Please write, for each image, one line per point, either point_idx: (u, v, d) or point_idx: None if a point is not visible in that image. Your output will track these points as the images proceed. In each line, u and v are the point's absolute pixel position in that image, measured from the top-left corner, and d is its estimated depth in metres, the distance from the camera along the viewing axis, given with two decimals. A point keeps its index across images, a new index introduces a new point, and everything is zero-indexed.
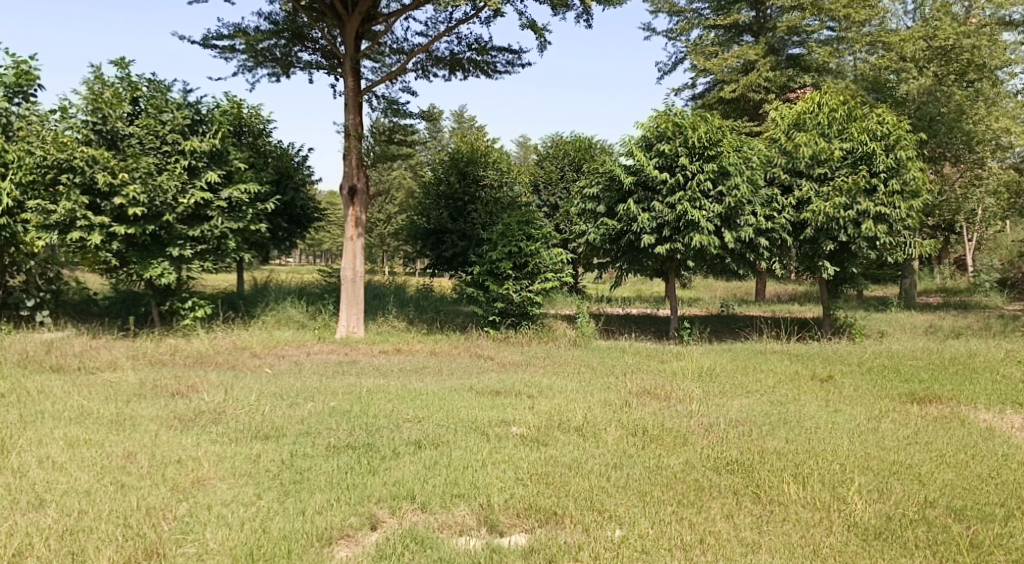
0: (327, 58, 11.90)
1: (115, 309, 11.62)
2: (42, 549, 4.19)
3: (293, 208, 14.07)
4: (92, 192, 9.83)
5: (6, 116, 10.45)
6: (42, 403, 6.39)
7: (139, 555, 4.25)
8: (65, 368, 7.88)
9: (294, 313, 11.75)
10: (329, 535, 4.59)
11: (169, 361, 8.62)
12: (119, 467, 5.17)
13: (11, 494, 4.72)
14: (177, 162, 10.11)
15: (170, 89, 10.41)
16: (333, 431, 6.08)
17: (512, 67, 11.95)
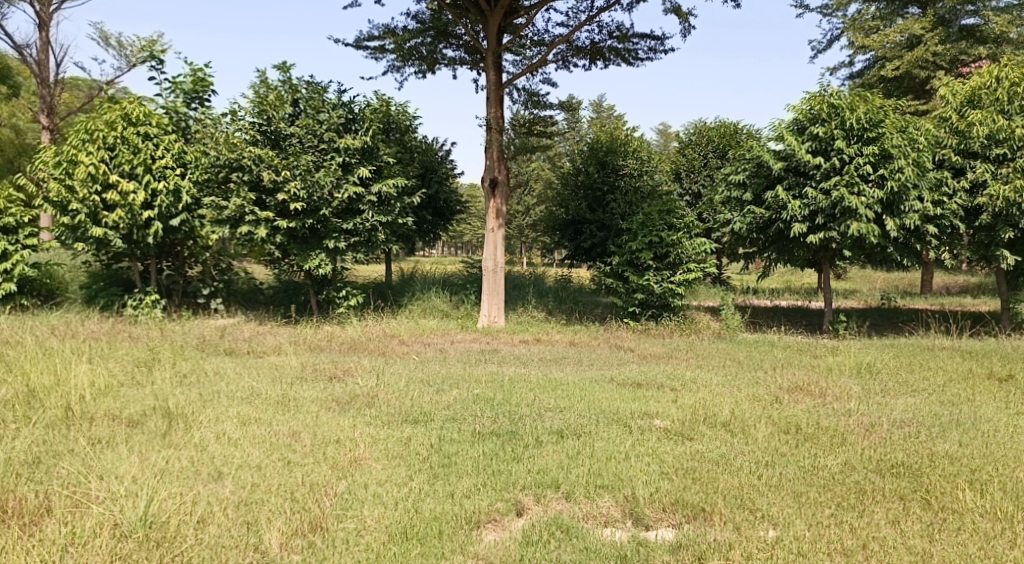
0: (470, 53, 12.17)
1: (278, 297, 12.34)
2: (221, 518, 4.48)
3: (436, 201, 14.45)
4: (258, 189, 10.50)
5: (184, 121, 11.26)
6: (217, 383, 6.90)
7: (305, 528, 4.51)
8: (236, 352, 8.46)
9: (439, 302, 12.10)
10: (477, 518, 4.71)
11: (327, 346, 9.08)
12: (285, 445, 5.50)
13: (193, 465, 5.09)
14: (333, 159, 10.59)
15: (327, 90, 10.93)
16: (478, 417, 6.21)
17: (655, 54, 11.76)
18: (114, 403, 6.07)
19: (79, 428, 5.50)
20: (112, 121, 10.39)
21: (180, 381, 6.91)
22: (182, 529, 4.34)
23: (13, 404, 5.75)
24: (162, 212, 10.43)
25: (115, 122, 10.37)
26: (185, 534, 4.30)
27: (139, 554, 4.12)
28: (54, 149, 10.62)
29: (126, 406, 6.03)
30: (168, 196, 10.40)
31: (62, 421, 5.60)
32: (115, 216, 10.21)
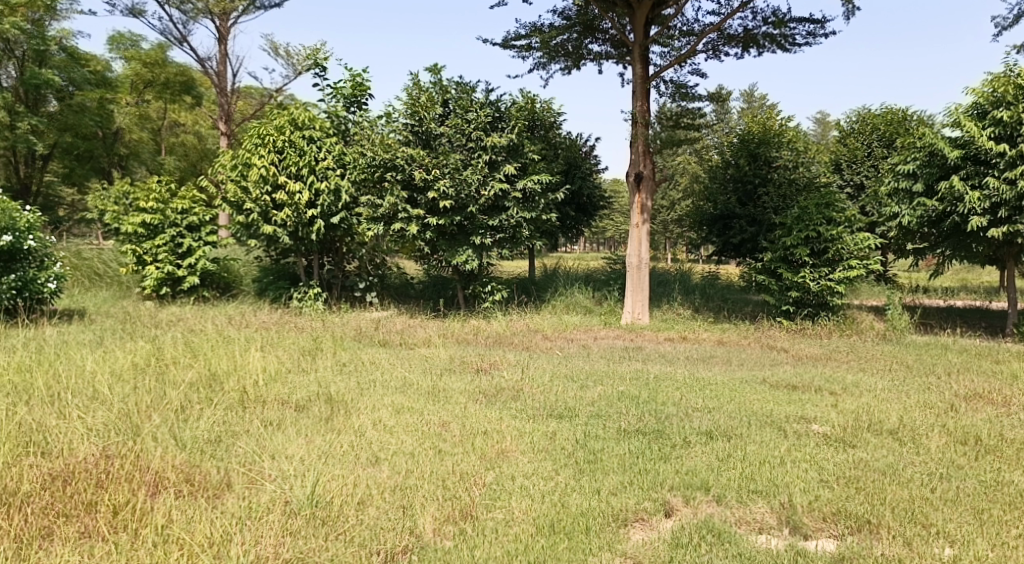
0: (617, 47, 12.03)
1: (428, 291, 12.69)
2: (379, 501, 4.64)
3: (580, 197, 14.40)
4: (410, 188, 10.82)
5: (344, 124, 11.79)
6: (373, 372, 7.19)
7: (456, 515, 4.60)
8: (389, 343, 8.77)
9: (582, 298, 12.04)
10: (624, 517, 4.65)
11: (473, 340, 9.26)
12: (436, 434, 5.63)
13: (353, 449, 5.30)
14: (480, 157, 10.76)
15: (475, 89, 11.12)
16: (624, 415, 6.13)
17: (814, 38, 11.19)
18: (282, 388, 6.42)
19: (254, 411, 5.85)
20: (281, 126, 11.06)
21: (340, 369, 7.26)
22: (344, 510, 4.52)
23: (197, 385, 6.19)
24: (323, 210, 10.97)
25: (283, 126, 11.03)
26: (347, 514, 4.48)
27: (307, 529, 4.32)
28: (231, 153, 11.42)
29: (293, 392, 6.37)
30: (329, 195, 10.91)
31: (239, 403, 5.97)
32: (283, 214, 10.86)
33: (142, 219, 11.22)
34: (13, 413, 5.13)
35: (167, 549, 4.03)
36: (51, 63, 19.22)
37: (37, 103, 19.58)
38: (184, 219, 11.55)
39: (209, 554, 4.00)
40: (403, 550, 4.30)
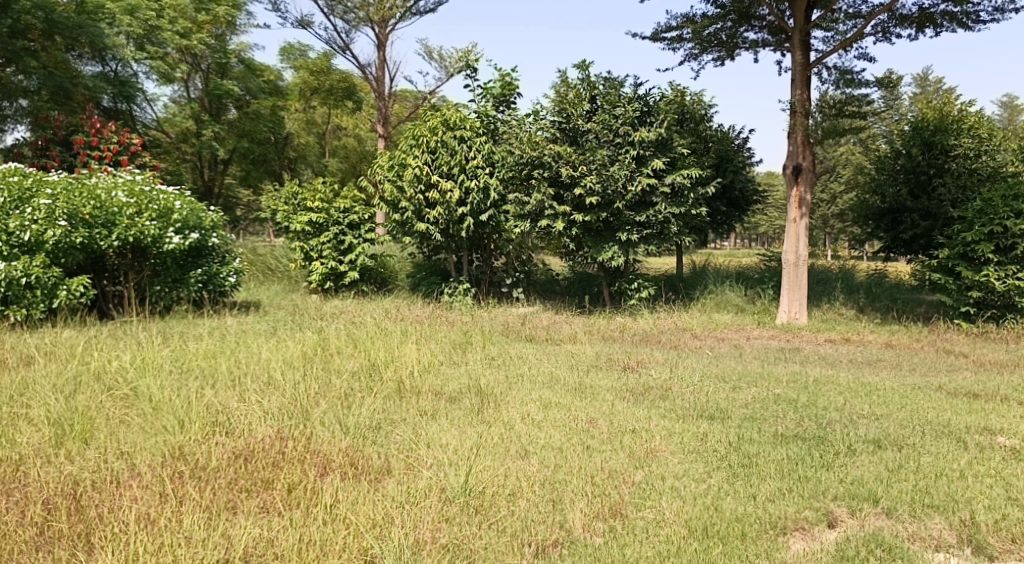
0: (774, 34, 11.57)
1: (574, 288, 12.70)
2: (530, 494, 4.70)
3: (732, 191, 13.94)
4: (557, 184, 10.88)
5: (493, 123, 12.00)
6: (521, 366, 7.30)
7: (606, 512, 4.59)
8: (536, 339, 8.86)
9: (734, 296, 11.68)
10: (783, 525, 4.49)
11: (620, 337, 9.21)
12: (584, 430, 5.65)
13: (503, 441, 5.39)
14: (628, 152, 10.67)
15: (623, 84, 11.01)
16: (780, 419, 5.92)
17: (1000, 14, 10.32)
18: (436, 379, 6.64)
19: (409, 400, 6.09)
20: (434, 127, 11.47)
21: (490, 363, 7.42)
22: (496, 500, 4.62)
23: (358, 374, 6.51)
24: (473, 208, 11.21)
25: (436, 127, 11.41)
26: (499, 504, 4.58)
27: (461, 517, 4.44)
28: (388, 154, 11.95)
29: (446, 383, 6.57)
30: (477, 193, 11.13)
31: (396, 393, 6.22)
32: (435, 212, 11.24)
33: (309, 218, 11.94)
34: (200, 395, 5.56)
35: (334, 527, 4.20)
36: (231, 74, 20.89)
37: (219, 111, 21.27)
38: (346, 218, 12.14)
39: (372, 533, 4.17)
40: (553, 544, 4.35)
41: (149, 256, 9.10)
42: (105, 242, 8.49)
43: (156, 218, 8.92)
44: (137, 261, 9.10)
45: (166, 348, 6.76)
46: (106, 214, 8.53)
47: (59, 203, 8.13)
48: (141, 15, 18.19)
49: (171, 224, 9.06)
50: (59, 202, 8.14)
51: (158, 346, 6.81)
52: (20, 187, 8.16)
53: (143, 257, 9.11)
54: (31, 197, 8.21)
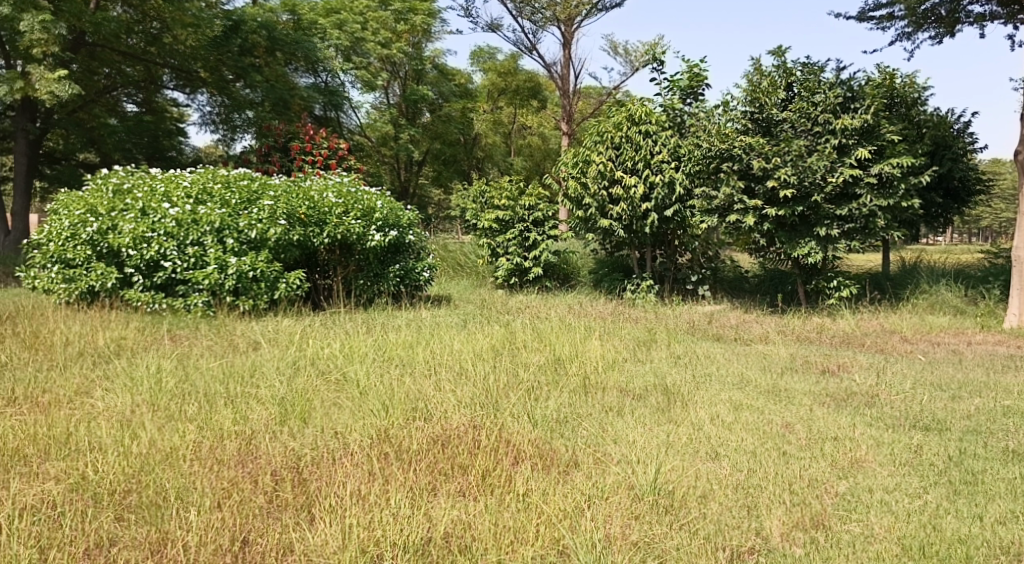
0: (1005, 5, 10.47)
1: (765, 286, 12.15)
2: (722, 497, 4.55)
3: (950, 180, 12.81)
4: (747, 177, 10.47)
5: (680, 116, 11.76)
6: (709, 366, 7.10)
7: (807, 522, 4.37)
8: (725, 338, 8.59)
9: (950, 297, 10.73)
10: (1017, 551, 4.09)
11: (817, 339, 8.72)
12: (779, 434, 5.41)
13: (693, 442, 5.26)
14: (828, 141, 10.07)
15: (824, 69, 10.37)
16: (1011, 434, 5.36)
17: None
18: (621, 376, 6.60)
19: (595, 395, 6.08)
20: (619, 122, 11.45)
21: (676, 361, 7.27)
22: (686, 502, 4.51)
23: (545, 367, 6.60)
24: (658, 203, 11.04)
25: (621, 123, 11.42)
26: (690, 505, 4.47)
27: (651, 515, 4.36)
28: (574, 151, 12.04)
29: (631, 380, 6.51)
30: (663, 188, 10.93)
31: (582, 387, 6.23)
32: (619, 208, 11.18)
33: (496, 215, 12.28)
34: (401, 383, 5.86)
35: (527, 515, 4.23)
36: (426, 80, 22.11)
37: (416, 116, 22.54)
38: (531, 215, 12.36)
39: (564, 524, 4.17)
40: (749, 551, 4.18)
41: (354, 253, 9.74)
42: (318, 239, 9.17)
43: (360, 217, 9.53)
44: (343, 257, 9.76)
45: (369, 337, 7.18)
46: (319, 213, 9.21)
47: (280, 204, 8.83)
48: (349, 28, 19.83)
49: (373, 222, 9.62)
50: (280, 203, 8.84)
51: (362, 335, 7.26)
52: (248, 190, 9.00)
53: (349, 253, 9.76)
54: (257, 199, 9.01)
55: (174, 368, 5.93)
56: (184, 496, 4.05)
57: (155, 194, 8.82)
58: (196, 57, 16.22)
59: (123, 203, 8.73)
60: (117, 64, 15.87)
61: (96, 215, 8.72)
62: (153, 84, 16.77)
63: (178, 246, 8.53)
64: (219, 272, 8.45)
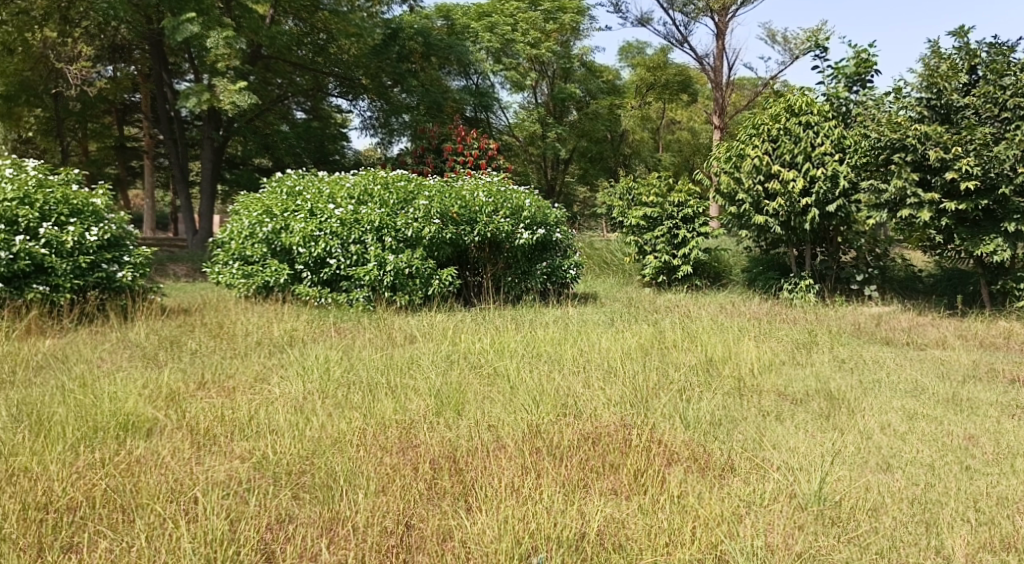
0: None
1: (941, 287, 11.36)
2: (897, 512, 4.28)
3: None
4: (922, 169, 9.80)
5: (845, 104, 11.14)
6: (878, 371, 6.70)
7: (996, 544, 4.04)
8: (895, 342, 8.09)
9: None
10: None
11: (1004, 345, 8.03)
12: (961, 447, 5.03)
13: (861, 451, 4.98)
14: (1018, 128, 9.27)
15: (1014, 49, 9.54)
16: None
17: None
18: (779, 379, 6.35)
19: (751, 398, 5.87)
20: (777, 114, 11.02)
21: (840, 365, 6.91)
22: (855, 515, 4.26)
23: (697, 368, 6.44)
24: (819, 198, 10.54)
25: (779, 114, 10.99)
26: (859, 519, 4.22)
27: (816, 527, 4.14)
28: (727, 144, 11.70)
29: (790, 384, 6.24)
30: (825, 181, 10.42)
31: (737, 390, 6.04)
32: (776, 203, 10.76)
33: (644, 212, 12.12)
34: (550, 379, 5.90)
35: (683, 518, 4.13)
36: (574, 78, 22.11)
37: (563, 115, 22.67)
38: (681, 212, 12.12)
39: (722, 530, 4.03)
40: None
41: (503, 250, 9.89)
42: (469, 237, 9.39)
43: (509, 215, 9.67)
44: (492, 254, 9.93)
45: (518, 334, 7.27)
46: (470, 212, 9.41)
47: (434, 203, 9.09)
48: (499, 31, 20.48)
49: (521, 220, 9.74)
50: (434, 202, 9.09)
51: (511, 331, 7.37)
52: (404, 190, 9.28)
53: (498, 251, 9.92)
54: (412, 199, 9.27)
55: (339, 359, 6.25)
56: (351, 480, 4.25)
57: (321, 195, 9.30)
58: (359, 65, 16.87)
59: (294, 204, 9.30)
60: (289, 74, 16.87)
61: (271, 215, 9.34)
62: (319, 92, 17.55)
63: (342, 244, 8.99)
64: (378, 269, 8.85)
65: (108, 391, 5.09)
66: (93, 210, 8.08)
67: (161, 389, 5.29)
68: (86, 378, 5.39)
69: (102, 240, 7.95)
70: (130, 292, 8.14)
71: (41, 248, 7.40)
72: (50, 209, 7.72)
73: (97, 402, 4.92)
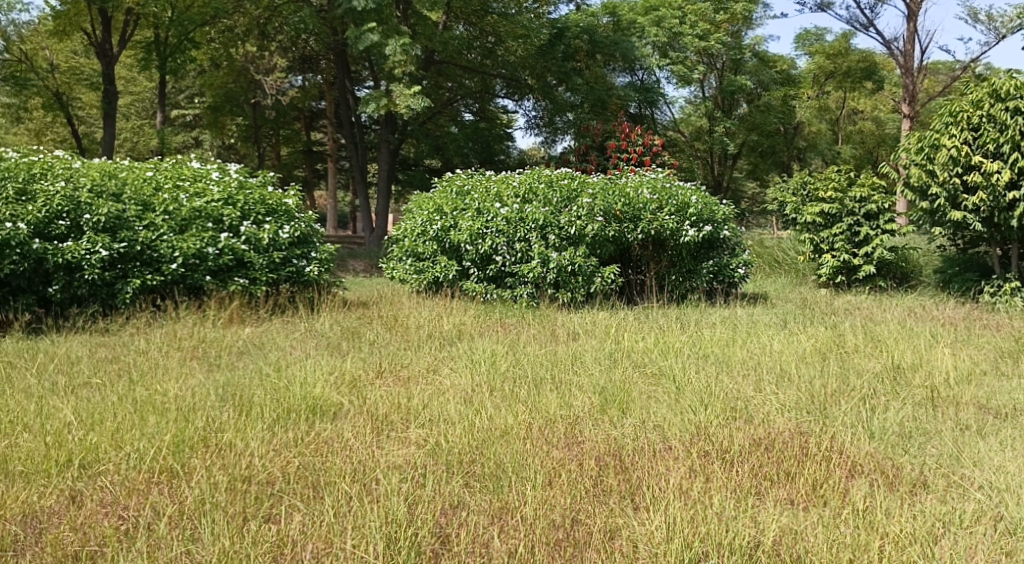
0: None
1: None
2: None
3: None
4: None
5: None
6: None
7: None
8: None
9: None
10: None
11: None
12: None
13: None
14: None
15: None
16: None
17: None
18: (979, 390, 5.87)
19: (946, 410, 5.47)
20: (979, 100, 10.12)
21: None
22: None
23: (881, 376, 6.10)
24: None
25: (982, 100, 10.10)
26: None
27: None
28: (918, 135, 10.86)
29: (992, 397, 5.77)
30: None
31: (929, 401, 5.65)
32: (977, 198, 10.01)
33: (821, 209, 11.62)
34: (718, 381, 5.80)
35: (869, 534, 3.92)
36: (745, 69, 21.28)
37: (733, 108, 22.05)
38: (863, 208, 11.43)
39: (915, 549, 3.79)
40: None
41: (667, 249, 9.78)
42: (633, 235, 9.35)
43: (674, 213, 9.53)
44: (657, 253, 9.85)
45: (684, 334, 7.19)
46: (634, 210, 9.40)
47: (598, 201, 9.12)
48: (666, 24, 20.15)
49: (687, 218, 9.58)
50: (598, 200, 9.11)
51: (678, 330, 7.31)
52: (568, 188, 9.37)
53: (662, 250, 9.83)
54: (576, 197, 9.34)
55: (505, 353, 6.44)
56: (520, 472, 4.37)
57: (488, 195, 9.57)
58: (525, 65, 16.95)
59: (463, 203, 9.62)
60: (459, 77, 17.47)
61: (442, 213, 9.73)
62: (487, 93, 17.99)
63: (508, 242, 9.22)
64: (542, 266, 9.02)
65: (299, 377, 5.53)
66: (285, 210, 8.77)
67: (344, 376, 5.67)
68: (279, 364, 5.89)
69: (293, 237, 8.60)
70: (316, 285, 8.77)
71: (241, 244, 8.12)
72: (249, 209, 8.45)
73: (289, 386, 5.36)
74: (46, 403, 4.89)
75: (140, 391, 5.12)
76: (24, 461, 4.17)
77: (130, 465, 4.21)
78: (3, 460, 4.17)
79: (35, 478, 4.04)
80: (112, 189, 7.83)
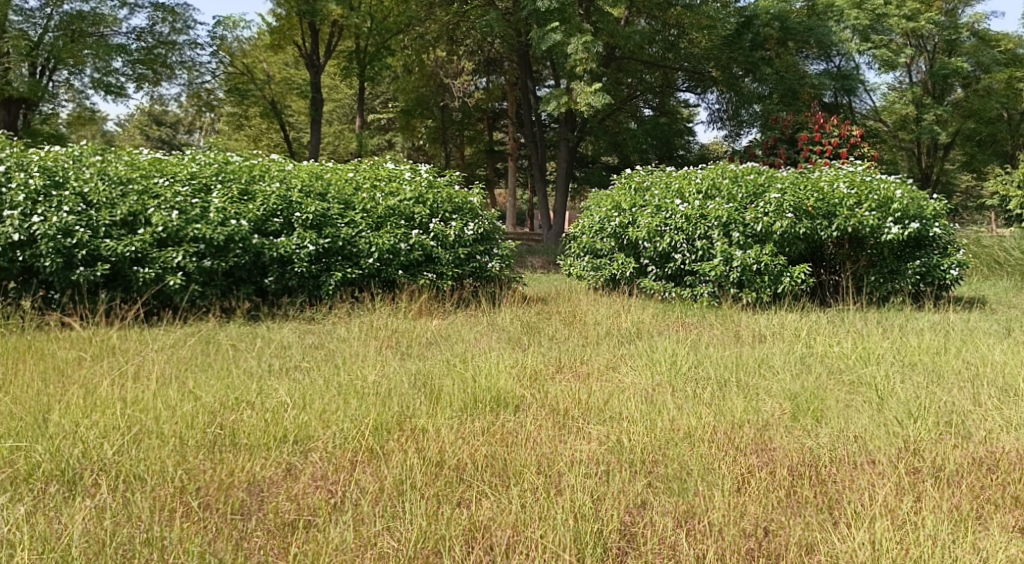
0: None
1: None
2: None
3: None
4: None
5: None
6: None
7: None
8: None
9: None
10: None
11: None
12: None
13: None
14: None
15: None
16: None
17: None
18: None
19: None
20: None
21: None
22: None
23: None
24: None
25: None
26: None
27: None
28: None
29: None
30: None
31: None
32: None
33: None
34: (928, 392, 5.34)
35: None
36: (960, 50, 19.76)
37: (943, 94, 20.68)
38: None
39: None
40: None
41: (865, 247, 9.16)
42: (826, 232, 8.82)
43: (875, 208, 8.90)
44: (853, 251, 9.26)
45: (886, 340, 6.69)
46: (828, 206, 8.87)
47: (788, 196, 8.69)
48: (869, 6, 19.03)
49: (889, 214, 8.90)
50: (788, 196, 8.68)
51: (879, 336, 6.81)
52: (755, 184, 9.01)
53: (859, 248, 9.22)
54: (764, 193, 8.96)
55: (687, 353, 6.28)
56: (708, 476, 4.22)
57: (670, 192, 9.38)
58: (709, 57, 16.80)
59: (642, 200, 9.50)
60: (640, 72, 17.31)
61: (621, 210, 9.67)
62: (669, 87, 17.71)
63: (689, 240, 9.00)
64: (725, 265, 8.71)
65: (483, 368, 5.67)
66: (470, 208, 9.00)
67: (527, 370, 5.74)
68: (465, 355, 6.06)
69: (477, 234, 8.85)
70: (497, 281, 8.97)
71: (430, 240, 8.44)
72: (438, 207, 8.76)
73: (475, 377, 5.50)
74: (264, 384, 5.30)
75: (342, 376, 5.44)
76: (248, 435, 4.52)
77: (337, 444, 4.47)
78: (232, 432, 4.53)
79: (258, 450, 4.37)
80: (318, 188, 8.39)
